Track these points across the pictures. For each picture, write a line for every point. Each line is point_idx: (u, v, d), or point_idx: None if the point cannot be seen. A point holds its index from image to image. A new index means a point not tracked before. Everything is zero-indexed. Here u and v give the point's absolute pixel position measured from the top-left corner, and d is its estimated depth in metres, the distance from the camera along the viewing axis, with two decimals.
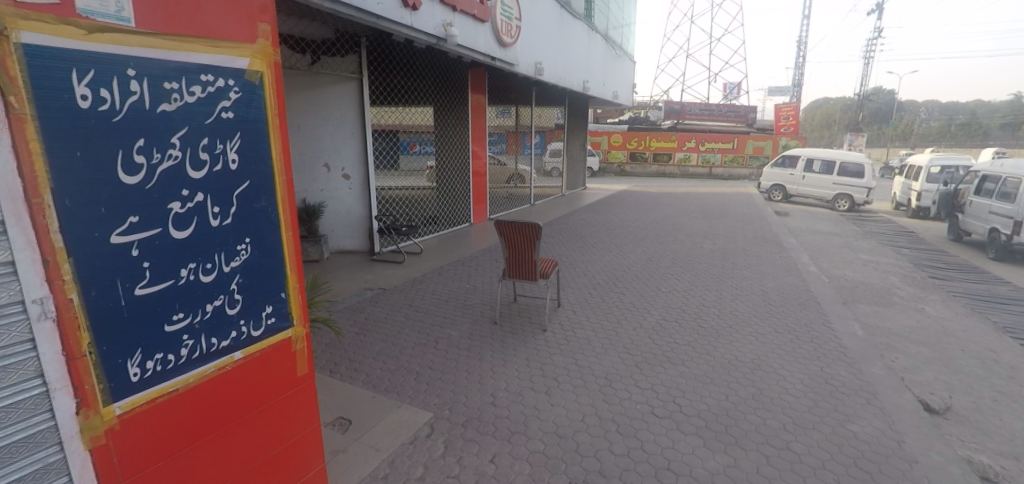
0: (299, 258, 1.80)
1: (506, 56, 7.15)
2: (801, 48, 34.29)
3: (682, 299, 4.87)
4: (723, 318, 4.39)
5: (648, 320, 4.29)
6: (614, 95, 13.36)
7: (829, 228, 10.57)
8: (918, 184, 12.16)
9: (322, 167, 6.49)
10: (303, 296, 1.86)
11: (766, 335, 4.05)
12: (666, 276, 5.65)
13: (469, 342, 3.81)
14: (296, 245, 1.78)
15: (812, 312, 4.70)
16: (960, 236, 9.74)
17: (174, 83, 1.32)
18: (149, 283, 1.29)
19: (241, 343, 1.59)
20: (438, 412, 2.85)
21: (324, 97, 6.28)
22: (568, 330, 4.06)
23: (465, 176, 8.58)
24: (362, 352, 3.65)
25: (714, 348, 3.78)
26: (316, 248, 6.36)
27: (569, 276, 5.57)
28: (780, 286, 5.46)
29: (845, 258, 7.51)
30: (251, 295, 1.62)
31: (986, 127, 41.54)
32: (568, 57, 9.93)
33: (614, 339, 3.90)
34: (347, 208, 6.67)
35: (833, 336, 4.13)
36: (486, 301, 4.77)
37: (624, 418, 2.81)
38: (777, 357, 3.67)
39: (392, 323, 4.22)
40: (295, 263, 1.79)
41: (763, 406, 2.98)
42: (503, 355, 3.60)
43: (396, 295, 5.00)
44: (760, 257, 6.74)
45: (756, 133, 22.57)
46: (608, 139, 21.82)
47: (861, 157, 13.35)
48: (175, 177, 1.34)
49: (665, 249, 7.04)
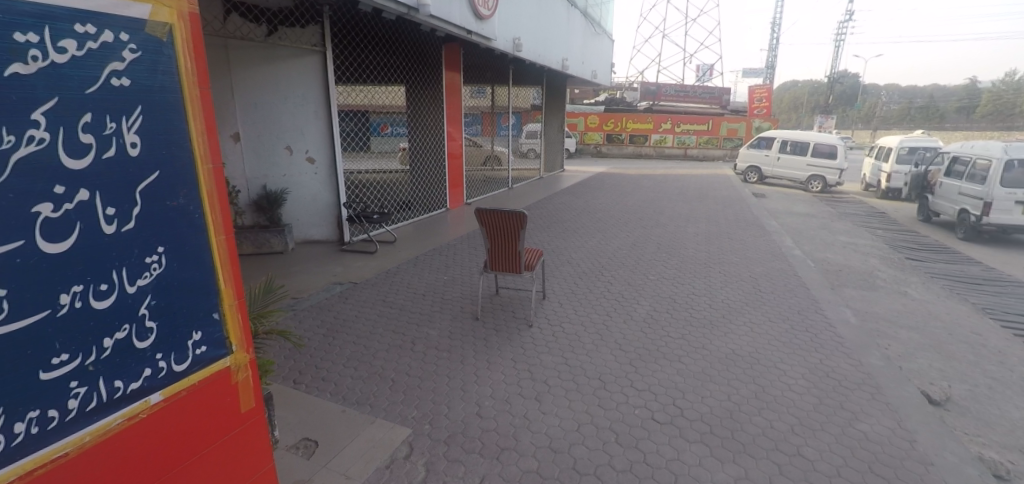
0: (236, 267, 1.49)
1: (483, 30, 6.71)
2: (774, 29, 34.58)
3: (671, 288, 4.65)
4: (715, 308, 4.18)
5: (638, 312, 4.06)
6: (592, 74, 13.04)
7: (805, 209, 10.61)
8: (888, 165, 12.32)
9: (283, 150, 5.98)
10: (245, 314, 1.57)
11: (760, 326, 3.86)
12: (652, 263, 5.43)
13: (449, 342, 3.50)
14: (231, 250, 1.47)
15: (803, 298, 4.54)
16: (930, 216, 9.88)
17: (31, 34, 1.00)
18: (7, 319, 1.01)
19: (159, 382, 1.32)
20: (418, 427, 2.55)
21: (282, 72, 5.75)
22: (556, 325, 3.79)
23: (440, 159, 8.14)
24: (331, 357, 3.31)
25: (709, 340, 3.57)
26: (279, 239, 5.90)
27: (552, 265, 5.28)
28: (768, 271, 5.30)
29: (825, 241, 7.47)
30: (172, 320, 1.34)
31: (942, 109, 43.05)
32: (547, 33, 9.52)
33: (605, 334, 3.65)
34: (312, 194, 6.20)
35: (828, 325, 3.96)
36: (467, 294, 4.44)
37: (623, 426, 2.56)
38: (775, 349, 3.47)
39: (364, 323, 3.87)
40: (231, 275, 1.49)
41: (767, 407, 2.75)
42: (486, 355, 3.31)
43: (368, 289, 4.63)
44: (744, 241, 6.61)
45: (729, 114, 22.65)
46: (584, 120, 21.52)
47: (833, 138, 13.47)
48: (41, 170, 1.04)
49: (649, 234, 6.84)
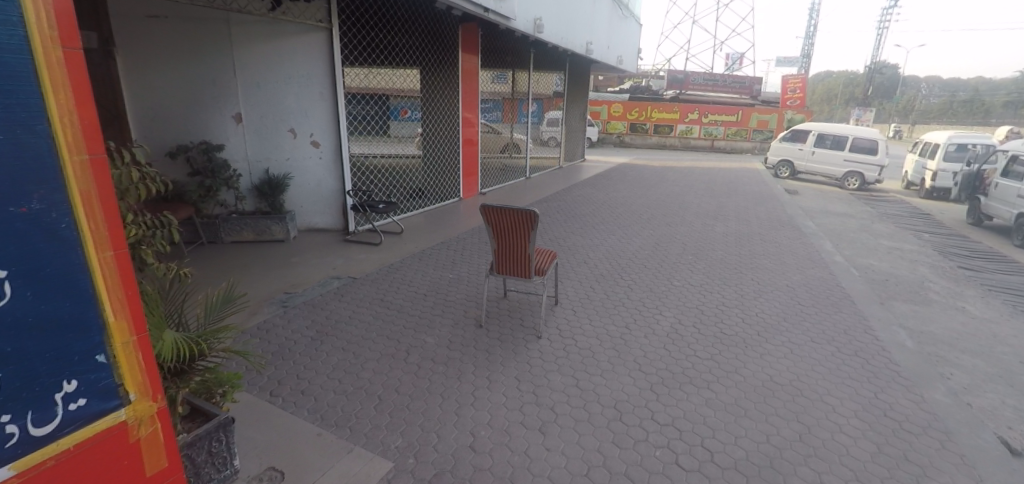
0: (131, 291, 1.24)
1: (502, 8, 6.23)
2: (811, 16, 33.00)
3: (698, 297, 4.19)
4: (749, 324, 3.71)
5: (662, 325, 3.62)
6: (617, 60, 12.43)
7: (842, 208, 9.93)
8: (934, 163, 11.45)
9: (287, 132, 5.66)
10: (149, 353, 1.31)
11: (802, 347, 3.39)
12: (677, 267, 4.97)
13: (446, 354, 3.14)
14: (119, 270, 1.21)
15: (850, 314, 4.03)
16: (981, 219, 9.12)
17: None
18: None
19: (11, 451, 1.05)
20: (400, 461, 2.19)
21: (287, 50, 5.42)
22: (568, 336, 3.40)
23: (454, 146, 7.74)
24: (316, 366, 2.99)
25: (741, 364, 3.13)
26: (281, 226, 5.60)
27: (567, 266, 4.86)
28: (806, 280, 4.79)
29: (867, 245, 6.86)
30: (27, 369, 1.06)
31: (989, 103, 40.63)
32: (571, 14, 8.98)
33: (623, 350, 3.23)
34: (316, 180, 5.89)
35: (881, 349, 3.45)
36: (471, 296, 4.08)
37: (641, 473, 2.15)
38: (820, 379, 3.01)
39: (358, 326, 3.55)
40: (121, 305, 1.21)
41: (815, 455, 2.34)
42: (487, 372, 2.95)
43: (367, 286, 4.31)
44: (778, 244, 6.06)
45: (760, 104, 21.61)
46: (608, 109, 20.82)
47: (874, 132, 12.61)
48: None
49: (674, 232, 6.36)
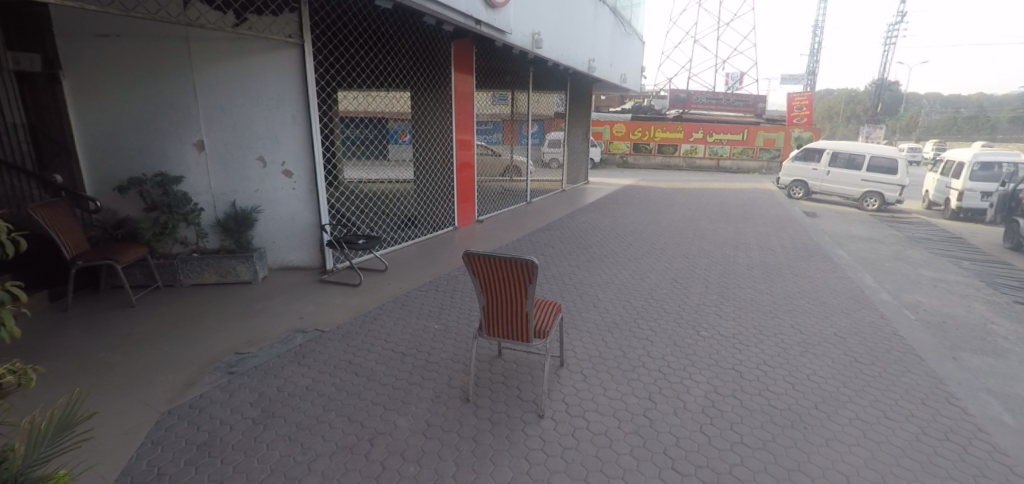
0: None
1: (496, 20, 5.68)
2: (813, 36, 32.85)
3: (732, 353, 3.48)
4: (800, 393, 2.98)
5: (694, 397, 2.90)
6: (621, 78, 11.95)
7: (868, 232, 9.21)
8: (961, 182, 10.73)
9: (256, 161, 5.07)
10: None
11: (875, 428, 2.66)
12: (701, 310, 4.28)
13: (421, 447, 2.45)
14: None
15: (920, 374, 3.29)
16: (1021, 243, 8.36)
17: None
18: None
19: None
20: None
21: (255, 69, 4.86)
22: (577, 416, 2.71)
23: (448, 171, 7.12)
24: (251, 468, 2.32)
25: (802, 457, 2.39)
26: (248, 266, 4.93)
27: (573, 312, 4.16)
28: (857, 328, 4.06)
29: (907, 276, 6.12)
30: None
31: (997, 118, 39.89)
32: (571, 29, 8.48)
33: (648, 438, 2.52)
34: (290, 213, 5.27)
35: (976, 429, 2.69)
36: (458, 357, 3.41)
37: None
38: (912, 480, 2.25)
39: (315, 402, 2.88)
40: None
41: None
42: (472, 477, 2.24)
43: (336, 343, 3.65)
44: (813, 279, 5.34)
45: (767, 123, 21.11)
46: (610, 129, 20.36)
47: (892, 151, 11.97)
48: None
49: (691, 265, 5.68)
